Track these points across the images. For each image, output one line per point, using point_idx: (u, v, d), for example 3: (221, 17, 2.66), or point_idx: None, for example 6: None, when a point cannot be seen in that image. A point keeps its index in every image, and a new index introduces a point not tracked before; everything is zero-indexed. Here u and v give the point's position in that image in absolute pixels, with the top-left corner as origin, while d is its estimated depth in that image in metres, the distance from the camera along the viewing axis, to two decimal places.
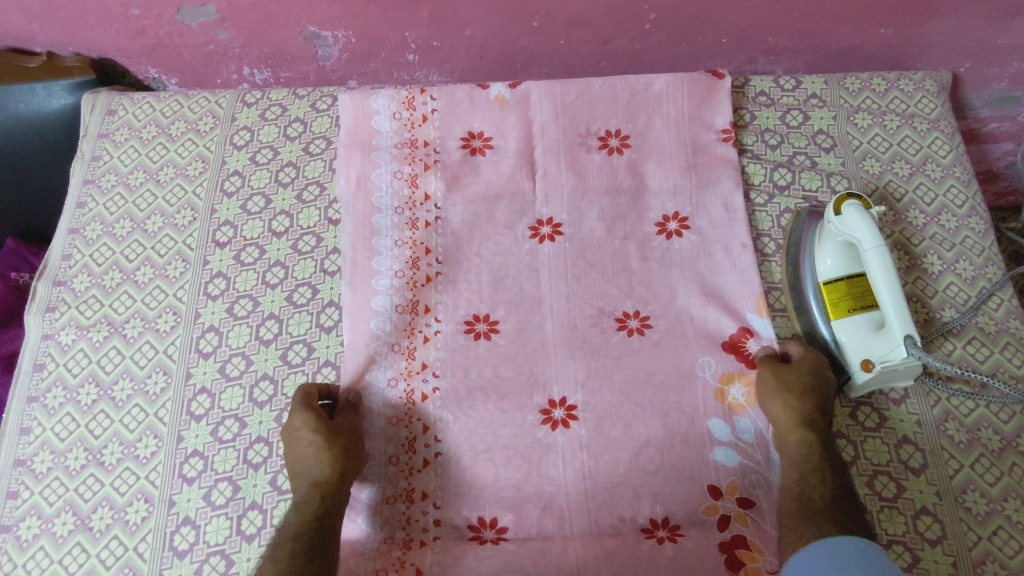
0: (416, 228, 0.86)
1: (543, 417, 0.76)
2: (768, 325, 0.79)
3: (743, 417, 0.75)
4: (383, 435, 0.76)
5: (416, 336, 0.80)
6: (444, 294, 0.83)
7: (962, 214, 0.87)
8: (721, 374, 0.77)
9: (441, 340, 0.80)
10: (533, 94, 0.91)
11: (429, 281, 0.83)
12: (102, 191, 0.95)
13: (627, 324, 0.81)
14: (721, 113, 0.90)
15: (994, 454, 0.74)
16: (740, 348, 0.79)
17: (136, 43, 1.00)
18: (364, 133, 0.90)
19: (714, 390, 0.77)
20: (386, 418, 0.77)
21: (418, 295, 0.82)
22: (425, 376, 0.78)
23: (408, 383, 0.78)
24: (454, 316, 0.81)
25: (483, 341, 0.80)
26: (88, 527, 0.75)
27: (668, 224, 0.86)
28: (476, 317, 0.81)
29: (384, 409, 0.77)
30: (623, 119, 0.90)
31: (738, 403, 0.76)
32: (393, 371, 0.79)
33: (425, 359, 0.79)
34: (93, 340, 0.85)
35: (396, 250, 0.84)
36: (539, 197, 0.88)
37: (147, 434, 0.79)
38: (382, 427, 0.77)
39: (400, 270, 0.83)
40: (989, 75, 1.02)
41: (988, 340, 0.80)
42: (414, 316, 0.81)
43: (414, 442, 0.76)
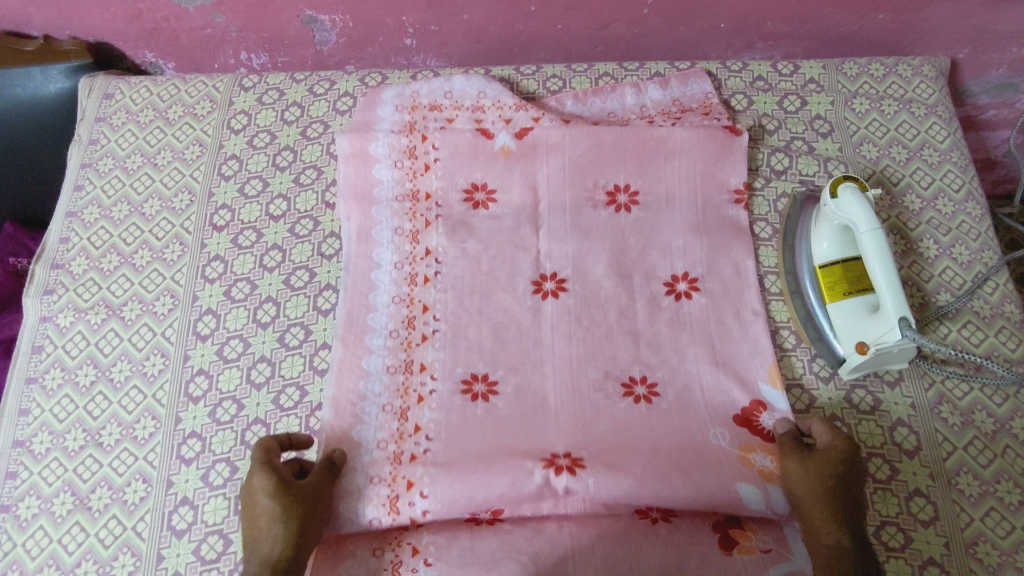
0: (414, 284, 0.83)
1: (547, 462, 0.70)
2: (783, 397, 0.76)
3: (775, 487, 0.69)
4: (365, 502, 0.70)
5: (410, 397, 0.76)
6: (441, 351, 0.79)
7: (959, 199, 0.88)
8: (737, 445, 0.73)
9: (435, 401, 0.76)
10: (542, 145, 0.86)
11: (425, 340, 0.80)
12: (100, 174, 0.95)
13: (633, 389, 0.77)
14: (737, 171, 0.87)
15: (987, 436, 0.75)
16: (753, 422, 0.75)
17: (132, 26, 1.00)
18: (363, 184, 0.87)
19: (738, 457, 0.72)
20: (368, 478, 0.71)
21: (412, 355, 0.79)
22: (418, 439, 0.74)
23: (398, 445, 0.73)
24: (451, 374, 0.78)
25: (481, 403, 0.76)
26: (87, 507, 0.75)
27: (677, 285, 0.83)
28: (475, 376, 0.78)
29: (368, 470, 0.72)
30: (632, 172, 0.87)
31: (767, 470, 0.71)
32: (383, 434, 0.74)
33: (418, 421, 0.75)
34: (92, 322, 0.85)
35: (393, 308, 0.82)
36: (541, 251, 0.85)
37: (146, 415, 0.79)
38: (363, 487, 0.71)
39: (394, 329, 0.80)
40: (988, 61, 1.02)
41: (983, 323, 0.80)
42: (409, 375, 0.78)
43: (396, 500, 0.70)
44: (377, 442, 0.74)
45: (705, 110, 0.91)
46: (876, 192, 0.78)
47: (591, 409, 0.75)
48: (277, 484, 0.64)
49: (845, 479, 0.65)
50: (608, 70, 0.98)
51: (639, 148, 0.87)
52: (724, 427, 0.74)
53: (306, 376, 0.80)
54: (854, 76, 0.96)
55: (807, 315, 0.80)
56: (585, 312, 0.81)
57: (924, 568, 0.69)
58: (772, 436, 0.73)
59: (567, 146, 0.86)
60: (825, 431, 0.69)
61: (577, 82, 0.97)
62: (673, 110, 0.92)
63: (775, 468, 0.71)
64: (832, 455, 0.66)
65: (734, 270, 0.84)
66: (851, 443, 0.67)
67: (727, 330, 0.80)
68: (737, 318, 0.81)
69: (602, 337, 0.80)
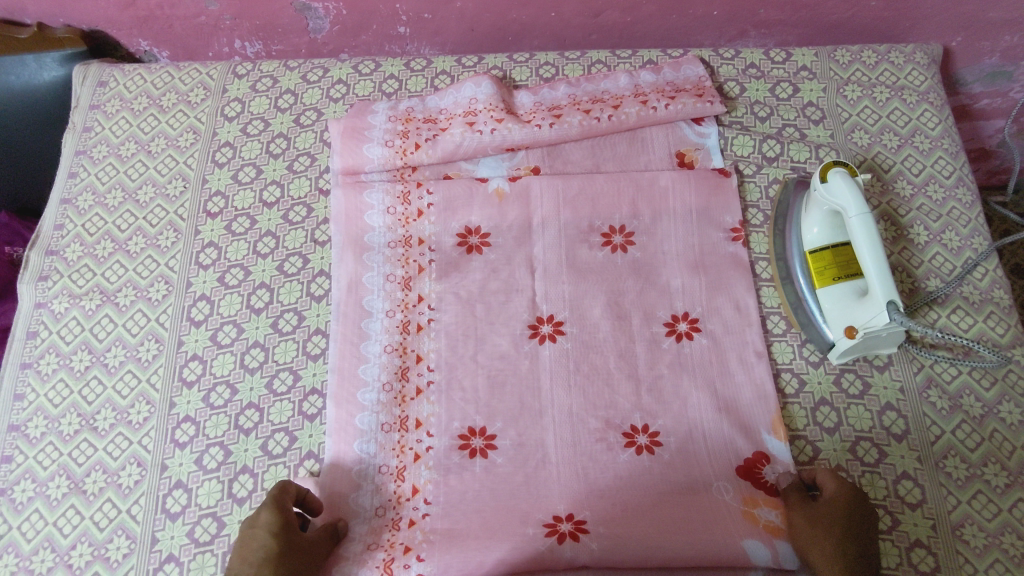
0: (407, 332, 0.80)
1: (549, 529, 0.70)
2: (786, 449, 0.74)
3: (783, 543, 0.69)
4: (360, 564, 0.69)
5: (405, 455, 0.75)
6: (436, 405, 0.77)
7: (949, 186, 0.88)
8: (740, 498, 0.72)
9: (432, 459, 0.75)
10: (534, 189, 0.86)
11: (419, 393, 0.78)
12: (93, 161, 0.95)
13: (636, 439, 0.75)
14: (731, 209, 0.86)
15: (975, 421, 0.75)
16: (756, 474, 0.73)
17: (126, 14, 1.00)
18: (357, 232, 0.85)
19: (742, 513, 0.71)
20: (364, 545, 0.71)
21: (406, 410, 0.77)
22: (417, 502, 0.73)
23: (397, 510, 0.73)
24: (448, 430, 0.76)
25: (479, 459, 0.75)
26: (81, 490, 0.76)
27: (678, 325, 0.80)
28: (472, 430, 0.76)
29: (366, 537, 0.71)
30: (628, 212, 0.85)
31: (773, 525, 0.70)
32: (380, 499, 0.73)
33: (415, 482, 0.74)
34: (86, 309, 0.85)
35: (385, 358, 0.79)
36: (538, 294, 0.82)
37: (139, 400, 0.80)
38: (359, 554, 0.70)
39: (387, 383, 0.78)
40: (981, 49, 1.02)
41: (972, 308, 0.80)
42: (404, 433, 0.76)
43: (391, 562, 0.69)
44: (374, 504, 0.73)
45: (698, 91, 0.91)
46: (865, 178, 0.79)
47: (593, 464, 0.74)
48: (282, 523, 0.66)
49: (852, 534, 0.64)
50: (601, 57, 0.98)
51: (633, 189, 0.86)
52: (728, 479, 0.73)
53: (300, 362, 0.81)
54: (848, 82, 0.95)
55: (796, 299, 0.80)
56: (577, 297, 0.82)
57: (910, 550, 0.70)
58: (776, 489, 0.73)
59: (558, 187, 0.86)
60: (828, 484, 0.69)
61: (570, 69, 0.97)
62: (668, 89, 0.92)
63: (781, 522, 0.70)
64: (835, 509, 0.66)
65: (725, 255, 0.84)
66: (854, 497, 0.67)
67: (718, 313, 0.81)
68: (728, 301, 0.82)
69: (594, 322, 0.81)
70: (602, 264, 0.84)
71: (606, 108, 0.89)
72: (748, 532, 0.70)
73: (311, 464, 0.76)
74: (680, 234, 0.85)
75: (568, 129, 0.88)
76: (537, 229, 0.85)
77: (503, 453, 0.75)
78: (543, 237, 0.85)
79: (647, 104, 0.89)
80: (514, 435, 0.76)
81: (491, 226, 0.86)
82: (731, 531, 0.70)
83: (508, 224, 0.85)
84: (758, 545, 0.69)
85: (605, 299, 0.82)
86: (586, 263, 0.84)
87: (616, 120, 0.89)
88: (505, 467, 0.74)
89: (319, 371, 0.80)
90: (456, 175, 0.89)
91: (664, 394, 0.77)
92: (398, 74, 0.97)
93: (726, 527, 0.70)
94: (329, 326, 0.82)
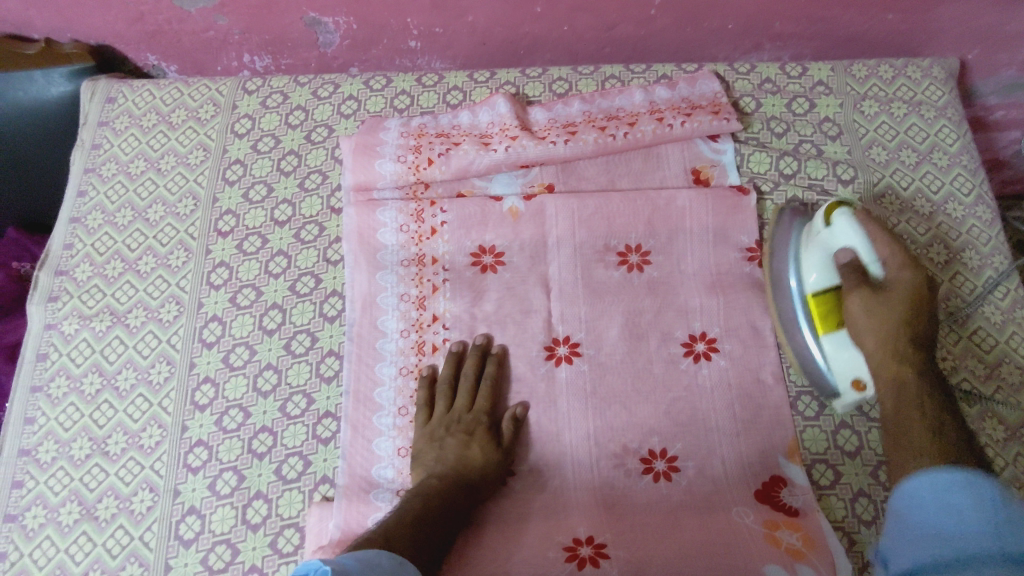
0: (422, 353, 0.80)
1: (569, 554, 0.68)
2: (803, 472, 0.74)
3: (804, 566, 0.67)
4: None
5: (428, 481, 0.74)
6: None
7: (969, 204, 0.87)
8: (761, 521, 0.70)
9: None
10: (549, 207, 0.85)
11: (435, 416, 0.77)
12: (102, 179, 0.94)
13: (653, 465, 0.74)
14: (748, 229, 0.85)
15: (998, 444, 0.74)
16: (775, 497, 0.72)
17: (134, 29, 0.99)
18: (370, 249, 0.84)
19: (763, 534, 0.69)
20: None
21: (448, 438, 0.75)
22: None
23: None
24: None
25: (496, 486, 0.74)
26: (93, 517, 0.75)
27: (695, 346, 0.79)
28: None
29: None
30: (644, 232, 0.84)
31: (795, 549, 0.68)
32: None
33: None
34: (96, 330, 0.84)
35: (401, 381, 0.79)
36: (554, 314, 0.81)
37: (151, 424, 0.79)
38: None
39: (403, 407, 0.78)
40: (997, 61, 1.01)
41: (994, 329, 0.80)
42: None
43: None
44: None
45: (714, 109, 0.90)
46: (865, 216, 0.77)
47: (611, 489, 0.73)
48: (490, 441, 0.73)
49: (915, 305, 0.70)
50: (614, 72, 0.97)
51: (650, 205, 0.85)
52: (747, 504, 0.72)
53: (313, 384, 0.80)
54: (866, 97, 0.94)
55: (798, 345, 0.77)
56: (593, 318, 0.81)
57: None
58: (795, 512, 0.71)
59: (573, 206, 0.85)
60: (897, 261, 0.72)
61: (584, 85, 0.96)
62: (683, 106, 0.91)
63: (802, 545, 0.68)
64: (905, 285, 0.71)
65: (743, 275, 0.83)
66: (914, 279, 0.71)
67: (736, 334, 0.80)
68: (745, 321, 0.81)
69: (610, 343, 0.80)
70: (616, 286, 0.82)
71: (621, 128, 0.88)
72: (769, 556, 0.68)
73: (326, 489, 0.75)
74: (697, 254, 0.84)
75: (583, 147, 0.87)
76: (552, 251, 0.84)
77: (519, 478, 0.74)
78: (557, 256, 0.84)
79: (664, 122, 0.88)
80: (530, 459, 0.75)
81: (506, 245, 0.84)
82: (754, 556, 0.67)
83: (523, 243, 0.84)
84: (779, 569, 0.67)
85: (621, 317, 0.81)
86: (602, 283, 0.82)
87: (632, 138, 0.87)
88: (520, 493, 0.74)
89: (333, 394, 0.79)
90: (471, 193, 0.87)
91: (682, 417, 0.76)
92: (410, 90, 0.97)
93: (749, 550, 0.68)
94: (343, 347, 0.81)
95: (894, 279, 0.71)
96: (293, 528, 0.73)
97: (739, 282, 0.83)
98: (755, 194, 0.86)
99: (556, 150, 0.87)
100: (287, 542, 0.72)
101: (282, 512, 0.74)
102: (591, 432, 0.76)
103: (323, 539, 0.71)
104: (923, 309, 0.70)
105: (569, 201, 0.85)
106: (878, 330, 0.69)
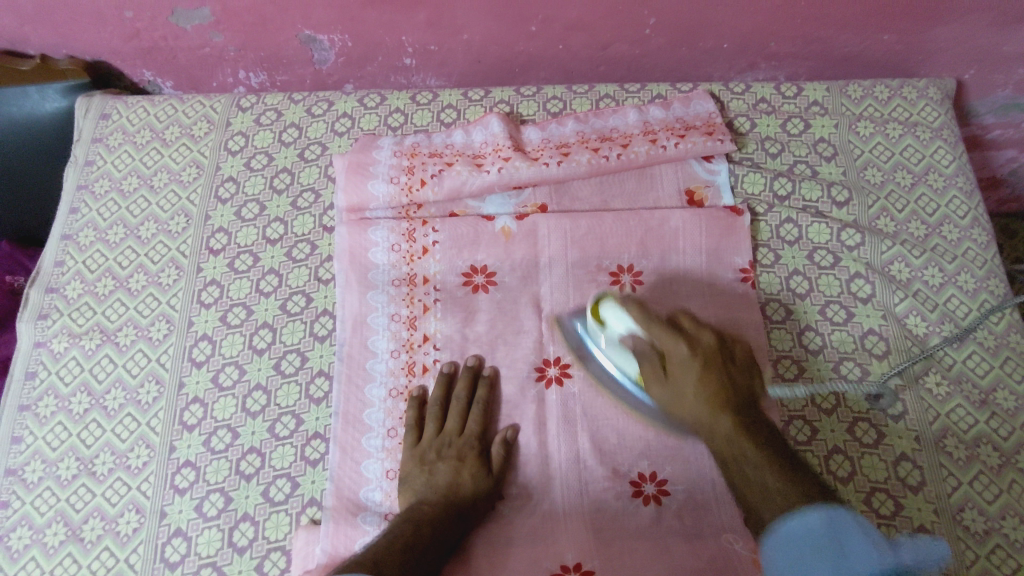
0: (413, 374, 0.79)
1: None
2: None
3: None
4: None
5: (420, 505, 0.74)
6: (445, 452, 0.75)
7: (964, 226, 0.86)
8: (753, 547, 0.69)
9: None
10: (542, 227, 0.84)
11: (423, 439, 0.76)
12: (95, 196, 0.94)
13: (643, 488, 0.73)
14: (742, 251, 0.84)
15: (994, 471, 0.73)
16: None
17: (130, 45, 1.00)
18: (362, 269, 0.84)
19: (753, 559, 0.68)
20: None
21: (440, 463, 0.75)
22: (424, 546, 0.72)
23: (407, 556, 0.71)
24: None
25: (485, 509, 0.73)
26: (78, 538, 0.74)
27: None
28: None
29: None
30: (637, 253, 0.84)
31: None
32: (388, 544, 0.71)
33: None
34: (86, 348, 0.84)
35: (390, 402, 0.78)
36: (545, 334, 0.81)
37: (139, 444, 0.78)
38: None
39: (392, 429, 0.77)
40: (993, 82, 1.00)
41: (988, 353, 0.79)
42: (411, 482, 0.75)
43: None
44: None
45: (708, 129, 0.90)
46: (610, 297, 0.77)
47: (601, 514, 0.72)
48: (480, 467, 0.73)
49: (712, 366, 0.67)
50: (609, 91, 0.97)
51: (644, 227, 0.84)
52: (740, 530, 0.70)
53: (303, 405, 0.79)
54: (861, 118, 0.94)
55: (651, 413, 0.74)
56: None
57: None
58: None
59: (566, 226, 0.84)
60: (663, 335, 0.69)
61: (578, 103, 0.96)
62: (677, 126, 0.91)
63: None
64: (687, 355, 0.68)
65: (737, 296, 0.82)
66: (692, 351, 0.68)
67: None
68: None
69: None
70: None
71: (614, 147, 0.88)
72: None
73: (313, 511, 0.74)
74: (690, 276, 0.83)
75: (576, 166, 0.86)
76: (545, 271, 0.84)
77: (508, 501, 0.74)
78: (549, 277, 0.83)
79: (657, 142, 0.88)
80: (519, 483, 0.74)
81: (498, 266, 0.84)
82: None
83: (514, 264, 0.84)
84: None
85: None
86: None
87: (625, 158, 0.87)
88: (510, 517, 0.73)
89: (322, 415, 0.79)
90: (465, 212, 0.87)
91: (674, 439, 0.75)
92: (404, 108, 0.96)
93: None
94: (333, 368, 0.81)
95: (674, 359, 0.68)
96: (279, 551, 0.72)
97: (733, 303, 0.81)
98: (750, 213, 0.86)
99: (548, 170, 0.86)
100: (274, 565, 0.72)
101: (269, 535, 0.73)
102: (582, 455, 0.75)
103: (309, 564, 0.71)
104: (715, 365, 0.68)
105: (563, 223, 0.84)
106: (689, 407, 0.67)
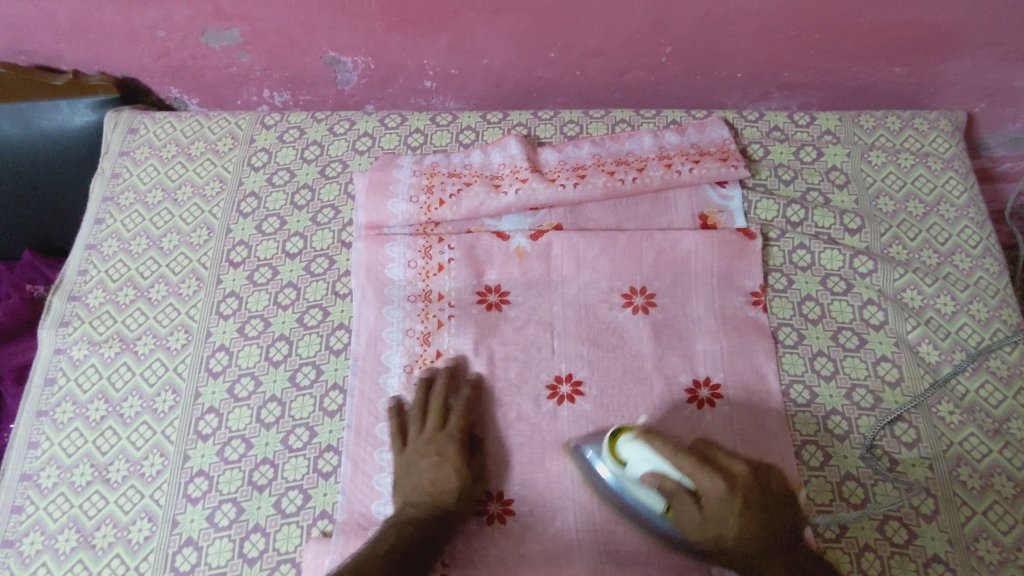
0: None
1: None
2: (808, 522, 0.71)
3: None
4: None
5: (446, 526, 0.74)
6: None
7: (976, 255, 0.87)
8: None
9: None
10: (556, 246, 0.85)
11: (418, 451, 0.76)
12: (120, 208, 0.96)
13: None
14: (752, 274, 0.85)
15: (1008, 501, 0.73)
16: None
17: (159, 63, 1.03)
18: (375, 284, 0.85)
19: None
20: None
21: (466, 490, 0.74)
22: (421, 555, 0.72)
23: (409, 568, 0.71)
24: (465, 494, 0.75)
25: (496, 526, 0.73)
26: (90, 545, 0.75)
27: (700, 391, 0.78)
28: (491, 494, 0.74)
29: None
30: (650, 274, 0.85)
31: None
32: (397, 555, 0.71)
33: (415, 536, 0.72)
34: (105, 356, 0.85)
35: None
36: (557, 351, 0.81)
37: (153, 452, 0.79)
38: None
39: None
40: (1004, 116, 1.02)
41: (1001, 383, 0.79)
42: None
43: None
44: None
45: (723, 155, 0.91)
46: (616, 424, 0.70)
47: (612, 533, 0.72)
48: (462, 462, 0.72)
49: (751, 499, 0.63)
50: (625, 116, 0.99)
51: (657, 328, 0.82)
52: None
53: (316, 418, 0.80)
54: (872, 148, 0.95)
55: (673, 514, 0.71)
56: (598, 358, 0.80)
57: None
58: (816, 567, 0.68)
59: (579, 246, 0.85)
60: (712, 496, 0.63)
61: (594, 128, 0.98)
62: (692, 152, 0.92)
63: None
64: (727, 515, 0.62)
65: (747, 318, 0.83)
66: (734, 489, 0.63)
67: (739, 378, 0.79)
68: (750, 365, 0.80)
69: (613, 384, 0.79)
70: (623, 329, 0.82)
71: (630, 170, 0.90)
72: None
73: (324, 525, 0.74)
74: (701, 297, 0.84)
75: (592, 189, 0.88)
76: (559, 289, 0.84)
77: (518, 518, 0.73)
78: (562, 295, 0.84)
79: (672, 168, 0.89)
80: (531, 500, 0.74)
81: (512, 285, 0.85)
82: None
83: (529, 282, 0.85)
84: None
85: (628, 360, 0.80)
86: (608, 325, 0.82)
87: (640, 182, 0.88)
88: (520, 534, 0.72)
89: (335, 427, 0.79)
90: (478, 229, 0.88)
91: None
92: (424, 129, 0.99)
93: None
94: (347, 381, 0.81)
95: (712, 525, 0.63)
96: (289, 563, 0.72)
97: (735, 351, 0.80)
98: (761, 238, 0.87)
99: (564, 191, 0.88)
100: None
101: (281, 547, 0.73)
102: None
103: None
104: (753, 492, 0.64)
105: (575, 243, 0.85)
106: (725, 528, 0.63)
